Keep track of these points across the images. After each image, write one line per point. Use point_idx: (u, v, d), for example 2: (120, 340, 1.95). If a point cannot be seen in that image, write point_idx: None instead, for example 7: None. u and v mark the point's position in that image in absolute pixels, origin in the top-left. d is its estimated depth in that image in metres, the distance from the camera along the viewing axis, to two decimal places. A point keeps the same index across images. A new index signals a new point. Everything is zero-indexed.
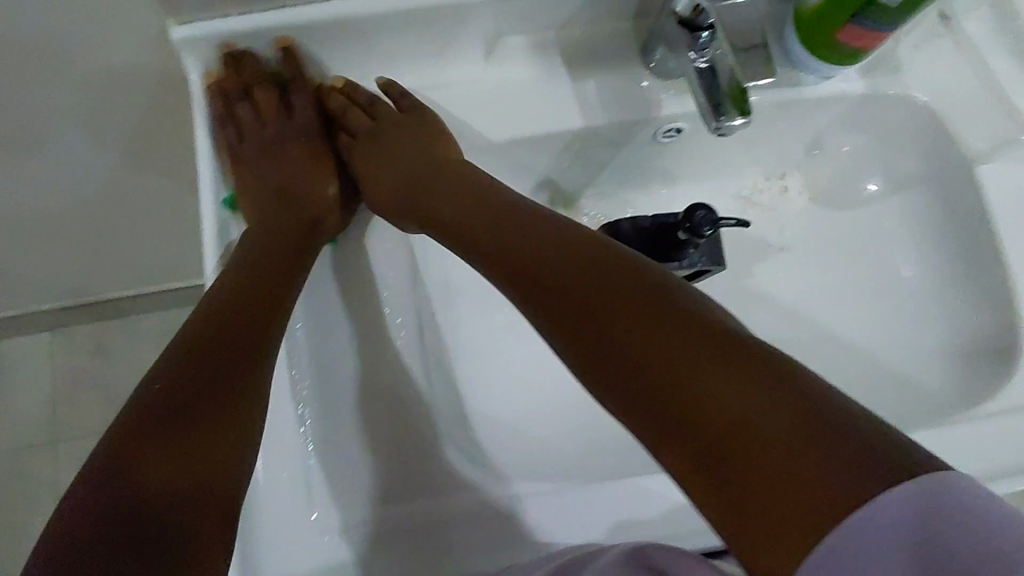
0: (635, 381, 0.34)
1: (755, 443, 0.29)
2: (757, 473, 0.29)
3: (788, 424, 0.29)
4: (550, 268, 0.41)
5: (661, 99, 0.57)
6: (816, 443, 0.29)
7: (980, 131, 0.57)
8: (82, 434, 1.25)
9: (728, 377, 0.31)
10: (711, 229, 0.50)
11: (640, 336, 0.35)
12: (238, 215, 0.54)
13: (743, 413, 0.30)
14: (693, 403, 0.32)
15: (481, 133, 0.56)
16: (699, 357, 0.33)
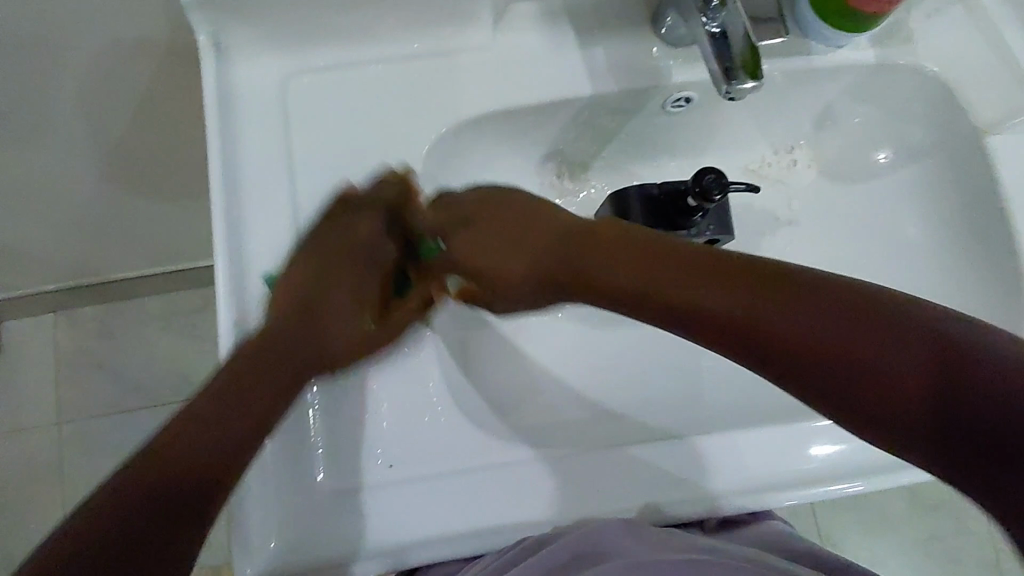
0: (812, 374, 0.35)
1: (836, 357, 0.34)
2: (849, 380, 0.33)
3: (849, 329, 0.34)
4: (666, 276, 0.41)
5: (671, 67, 0.57)
6: (877, 333, 0.33)
7: (991, 100, 0.57)
8: (86, 414, 1.25)
9: (793, 305, 0.36)
10: (721, 193, 0.50)
11: (795, 321, 0.35)
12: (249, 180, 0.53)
13: (925, 386, 0.32)
14: (877, 383, 0.33)
15: (490, 99, 0.55)
16: (863, 336, 0.33)
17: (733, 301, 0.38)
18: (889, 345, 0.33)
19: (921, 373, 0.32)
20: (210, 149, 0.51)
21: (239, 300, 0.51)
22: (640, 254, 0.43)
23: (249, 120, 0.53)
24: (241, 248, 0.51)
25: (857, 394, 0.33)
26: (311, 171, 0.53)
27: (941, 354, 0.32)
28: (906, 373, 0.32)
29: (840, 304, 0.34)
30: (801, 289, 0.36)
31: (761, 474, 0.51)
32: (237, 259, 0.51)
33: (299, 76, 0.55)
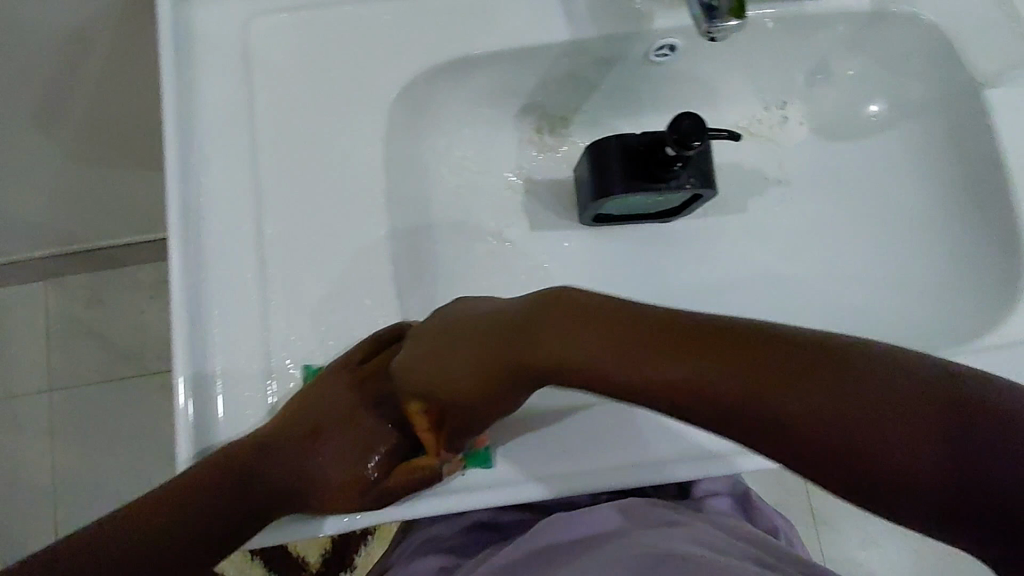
0: (825, 468, 0.32)
1: (828, 439, 0.31)
2: (843, 463, 0.31)
3: (840, 410, 0.31)
4: (605, 368, 0.38)
5: (654, 12, 0.54)
6: (853, 409, 0.31)
7: (992, 51, 0.54)
8: (75, 383, 1.24)
9: (788, 395, 0.32)
10: (699, 142, 0.47)
11: (783, 402, 0.32)
12: (205, 127, 0.50)
13: (909, 459, 0.30)
14: (873, 461, 0.30)
15: (462, 45, 0.53)
16: (841, 406, 0.31)
17: (724, 377, 0.34)
18: (891, 426, 0.30)
19: (914, 446, 0.29)
20: (164, 89, 0.49)
21: (195, 255, 0.49)
22: (577, 320, 0.40)
23: (208, 63, 0.51)
24: (196, 194, 0.49)
25: (845, 478, 0.31)
26: (270, 116, 0.51)
27: (915, 424, 0.30)
28: (906, 452, 0.30)
29: (826, 384, 0.32)
30: (780, 364, 0.33)
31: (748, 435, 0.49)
32: (190, 203, 0.49)
33: (260, 16, 0.52)
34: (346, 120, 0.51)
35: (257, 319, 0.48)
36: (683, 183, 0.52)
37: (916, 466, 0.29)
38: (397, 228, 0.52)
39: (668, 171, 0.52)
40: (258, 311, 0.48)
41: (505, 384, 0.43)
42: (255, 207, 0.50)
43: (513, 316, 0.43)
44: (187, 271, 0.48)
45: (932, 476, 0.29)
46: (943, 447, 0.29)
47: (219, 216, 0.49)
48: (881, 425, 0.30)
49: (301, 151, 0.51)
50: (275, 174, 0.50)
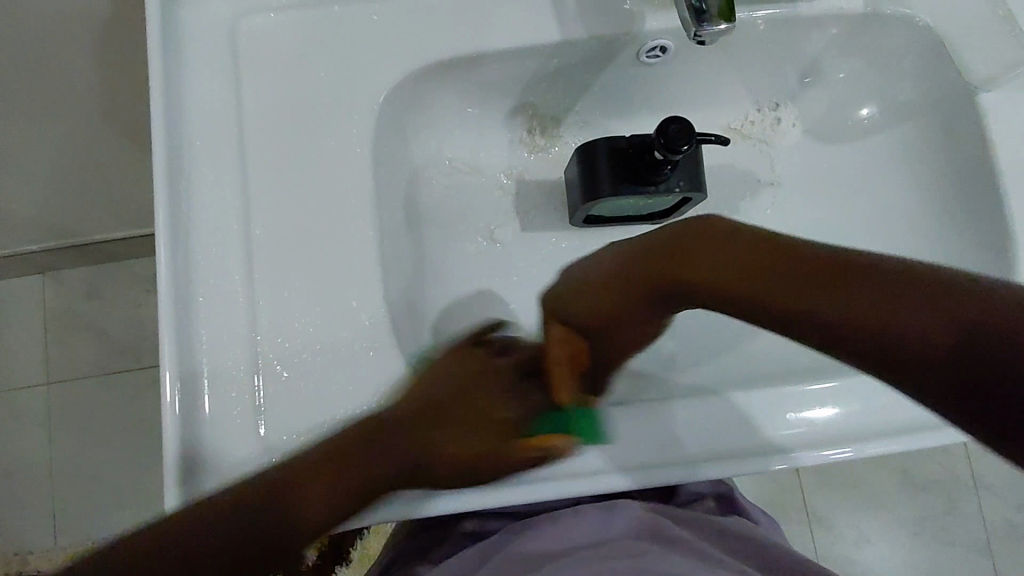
0: (833, 339, 0.34)
1: (824, 319, 0.34)
2: (868, 348, 0.32)
3: (842, 296, 0.33)
4: (713, 277, 0.41)
5: (644, 14, 0.53)
6: (852, 293, 0.33)
7: (986, 53, 0.53)
8: (73, 375, 1.25)
9: (800, 284, 0.36)
10: (686, 145, 0.47)
11: (780, 283, 0.37)
12: (192, 126, 0.50)
13: (903, 333, 0.31)
14: (870, 334, 0.32)
15: (450, 45, 0.52)
16: (847, 295, 0.33)
17: (779, 276, 0.37)
18: (905, 316, 0.31)
19: (923, 327, 0.30)
20: (152, 89, 0.49)
21: (183, 254, 0.49)
22: (710, 246, 0.41)
23: (196, 62, 0.51)
24: (183, 194, 0.49)
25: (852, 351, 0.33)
26: (258, 115, 0.51)
27: (927, 310, 0.30)
28: (910, 332, 0.31)
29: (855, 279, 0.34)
30: (844, 267, 0.35)
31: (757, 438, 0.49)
32: (177, 204, 0.49)
33: (248, 15, 0.52)
34: (334, 121, 0.51)
35: (244, 320, 0.48)
36: (671, 186, 0.52)
37: (924, 344, 0.30)
38: (384, 229, 0.52)
39: (657, 174, 0.51)
40: (244, 312, 0.49)
41: (626, 306, 0.46)
42: (242, 207, 0.50)
43: (660, 250, 0.44)
44: (173, 271, 0.48)
45: (939, 355, 0.29)
46: (948, 329, 0.29)
47: (207, 217, 0.49)
48: (899, 314, 0.31)
49: (290, 151, 0.51)
50: (264, 174, 0.50)
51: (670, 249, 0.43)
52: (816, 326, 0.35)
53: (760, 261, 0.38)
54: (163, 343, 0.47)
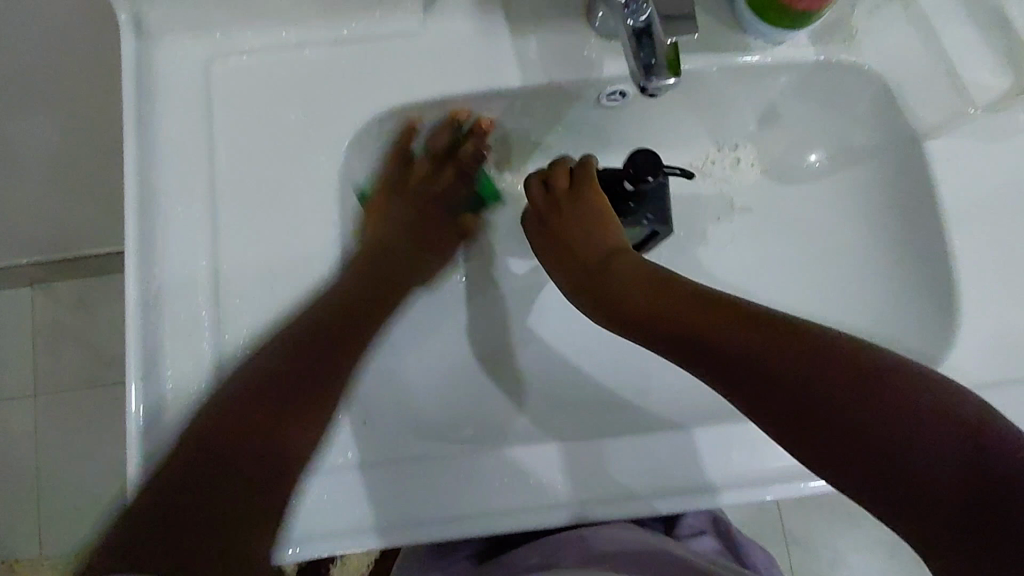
0: (837, 448, 0.39)
1: (831, 431, 0.39)
2: (869, 464, 0.38)
3: (854, 411, 0.38)
4: (718, 344, 0.42)
5: (602, 61, 0.55)
6: (868, 410, 0.38)
7: (933, 104, 0.55)
8: (62, 386, 1.26)
9: (822, 387, 0.39)
10: (649, 179, 0.52)
11: (792, 372, 0.40)
12: (165, 167, 0.52)
13: (912, 463, 0.37)
14: (882, 460, 0.37)
15: (414, 89, 0.54)
16: (857, 404, 0.38)
17: (780, 356, 0.40)
18: (925, 448, 0.37)
19: (931, 454, 0.37)
20: (125, 129, 0.51)
21: (148, 291, 0.50)
22: (710, 315, 0.44)
23: (168, 101, 0.53)
24: (153, 233, 0.51)
25: (847, 467, 0.38)
26: (229, 155, 0.53)
27: (939, 444, 0.37)
28: (927, 465, 0.37)
29: (878, 394, 0.38)
30: (862, 379, 0.38)
31: (766, 466, 0.51)
32: (148, 243, 0.51)
33: (221, 58, 0.54)
34: (300, 161, 0.53)
35: (208, 356, 0.50)
36: (640, 217, 0.56)
37: (937, 476, 0.36)
38: (348, 267, 0.54)
39: (625, 206, 0.56)
40: (209, 349, 0.50)
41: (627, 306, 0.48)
42: (211, 247, 0.51)
43: (671, 289, 0.47)
44: (140, 310, 0.49)
45: (951, 489, 0.36)
46: (955, 466, 0.36)
47: (177, 255, 0.51)
48: (923, 447, 0.37)
49: (258, 191, 0.52)
50: (232, 213, 0.52)
51: (677, 294, 0.46)
52: (829, 434, 0.39)
53: (758, 328, 0.42)
54: (129, 391, 0.49)
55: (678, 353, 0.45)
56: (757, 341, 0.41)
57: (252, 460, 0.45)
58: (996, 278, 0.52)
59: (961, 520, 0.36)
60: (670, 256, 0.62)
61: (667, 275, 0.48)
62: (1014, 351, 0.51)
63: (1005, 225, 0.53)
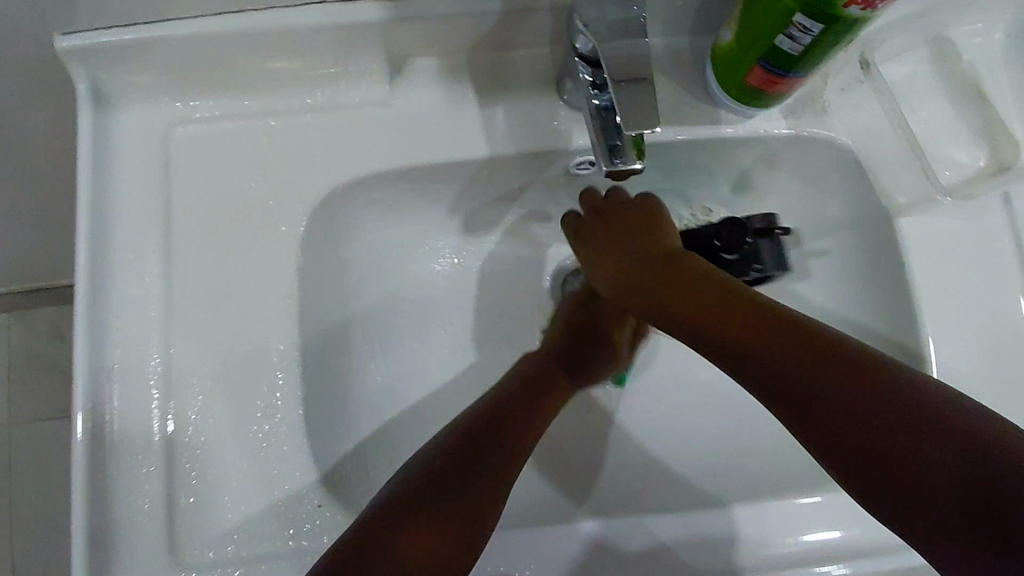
0: (828, 432, 0.35)
1: (825, 413, 0.35)
2: (863, 450, 0.34)
3: (849, 394, 0.35)
4: (720, 322, 0.41)
5: (572, 130, 0.54)
6: (867, 391, 0.35)
7: (903, 182, 0.54)
8: (33, 420, 1.20)
9: (817, 376, 0.36)
10: (745, 240, 0.53)
11: (792, 352, 0.37)
12: (119, 238, 0.51)
13: (912, 452, 0.33)
14: (877, 449, 0.34)
15: (379, 157, 0.53)
16: (855, 390, 0.35)
17: (778, 339, 0.38)
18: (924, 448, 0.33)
19: (933, 446, 0.32)
20: (78, 200, 0.49)
21: (96, 370, 0.49)
22: (715, 301, 0.42)
23: (125, 169, 0.51)
24: (103, 292, 0.50)
25: (834, 451, 0.35)
26: (186, 224, 0.51)
27: (947, 441, 0.32)
28: (931, 458, 0.32)
29: (862, 375, 0.35)
30: (850, 364, 0.36)
31: (773, 545, 0.52)
32: (98, 300, 0.49)
33: (181, 124, 0.53)
34: (259, 231, 0.52)
35: (156, 417, 0.49)
36: (752, 265, 0.53)
37: (943, 478, 0.32)
38: (306, 341, 0.52)
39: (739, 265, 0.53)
40: (157, 411, 0.49)
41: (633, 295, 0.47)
42: (162, 312, 0.50)
43: (679, 272, 0.45)
44: (86, 367, 0.48)
45: (947, 489, 0.32)
46: (961, 473, 0.31)
47: (127, 317, 0.50)
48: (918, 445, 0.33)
49: (216, 260, 0.51)
50: (188, 285, 0.51)
51: (683, 276, 0.45)
52: (824, 428, 0.36)
53: (761, 317, 0.40)
54: (75, 421, 0.47)
55: (682, 332, 0.44)
56: (761, 324, 0.39)
57: (462, 466, 0.41)
58: (963, 362, 0.53)
59: (968, 509, 0.31)
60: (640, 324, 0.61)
61: (681, 259, 0.47)
62: None
63: (975, 308, 0.53)
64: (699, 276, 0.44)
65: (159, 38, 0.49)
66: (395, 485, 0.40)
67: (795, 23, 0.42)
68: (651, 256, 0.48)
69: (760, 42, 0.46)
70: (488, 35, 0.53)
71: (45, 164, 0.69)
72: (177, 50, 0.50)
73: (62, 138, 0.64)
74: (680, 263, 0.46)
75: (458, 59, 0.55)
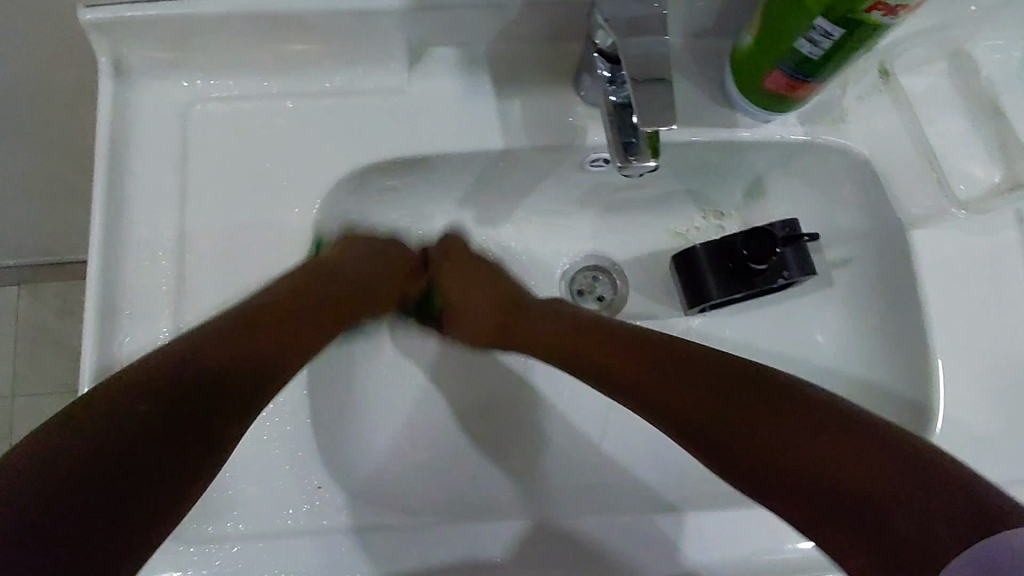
0: (778, 481, 0.34)
1: (768, 457, 0.35)
2: (800, 490, 0.33)
3: (794, 433, 0.35)
4: (669, 387, 0.42)
5: (587, 127, 0.55)
6: (782, 428, 0.35)
7: (918, 194, 0.54)
8: (40, 391, 1.20)
9: (761, 418, 0.36)
10: (775, 251, 0.51)
11: (729, 406, 0.38)
12: (133, 213, 0.51)
13: (814, 467, 0.33)
14: (803, 481, 0.33)
15: (394, 143, 0.53)
16: (804, 435, 0.34)
17: (711, 401, 0.39)
18: (897, 480, 0.31)
19: (852, 470, 0.32)
20: (95, 172, 0.50)
21: (105, 341, 0.49)
22: (668, 363, 0.44)
23: (143, 145, 0.52)
24: (116, 267, 0.50)
25: (780, 496, 0.35)
26: (200, 202, 0.52)
27: (847, 457, 0.32)
28: (878, 492, 0.31)
29: (800, 418, 0.35)
30: (801, 411, 0.35)
31: (774, 548, 0.51)
32: (110, 275, 0.50)
33: (199, 104, 0.53)
34: (271, 212, 0.52)
35: None
36: (779, 274, 0.53)
37: (897, 521, 0.30)
38: None
39: (764, 275, 0.53)
40: None
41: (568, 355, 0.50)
42: (173, 287, 0.50)
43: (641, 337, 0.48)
44: (97, 338, 0.49)
45: (912, 523, 0.29)
46: (926, 504, 0.29)
47: (138, 289, 0.50)
48: (886, 472, 0.31)
49: (228, 239, 0.51)
50: (200, 263, 0.51)
51: (644, 341, 0.47)
52: (784, 485, 0.34)
53: (706, 375, 0.41)
54: (82, 393, 0.48)
55: (632, 398, 0.45)
56: (702, 383, 0.41)
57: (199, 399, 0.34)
58: (971, 379, 0.52)
59: (877, 533, 0.30)
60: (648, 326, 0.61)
61: (640, 332, 0.49)
62: (984, 451, 0.51)
63: (985, 325, 0.53)
64: (660, 342, 0.47)
65: (181, 16, 0.49)
66: (172, 347, 0.37)
67: (817, 27, 0.42)
68: (604, 326, 0.51)
69: (782, 47, 0.45)
70: (507, 28, 0.53)
71: (63, 134, 0.70)
72: (198, 28, 0.50)
73: (86, 108, 0.65)
74: (638, 332, 0.49)
75: (476, 50, 0.55)
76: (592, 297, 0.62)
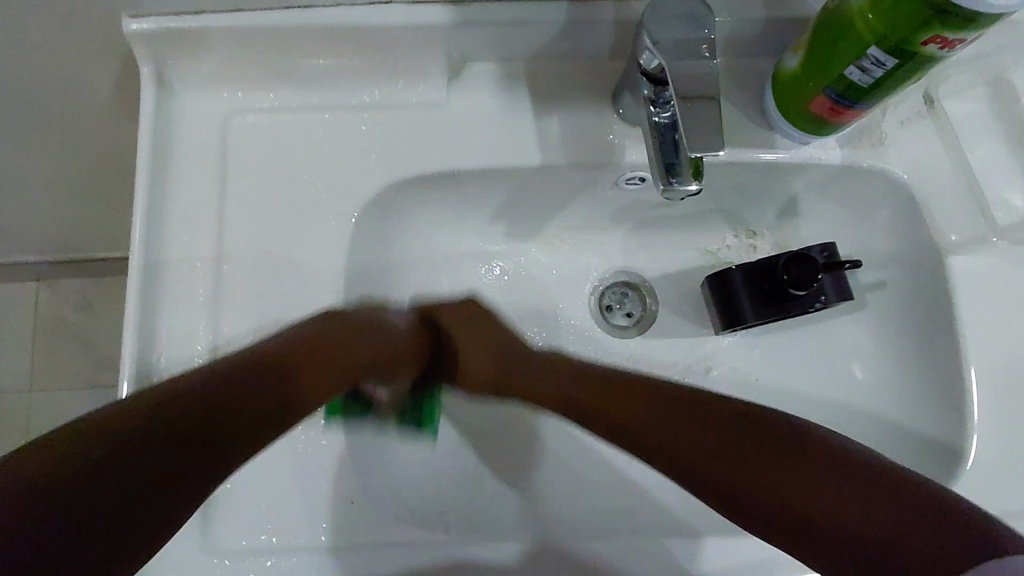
0: (811, 535, 0.34)
1: (800, 512, 0.35)
2: (834, 544, 0.33)
3: (819, 482, 0.35)
4: (697, 441, 0.42)
5: (626, 145, 0.54)
6: (806, 476, 0.35)
7: (956, 220, 0.54)
8: (58, 386, 1.21)
9: (788, 472, 0.36)
10: (816, 278, 0.51)
11: (752, 461, 0.38)
12: (173, 219, 0.51)
13: (844, 518, 0.33)
14: (835, 535, 0.33)
15: (432, 157, 0.53)
16: (830, 481, 0.34)
17: (737, 457, 0.39)
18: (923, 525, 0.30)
19: (878, 518, 0.31)
20: (137, 178, 0.50)
21: (143, 345, 0.49)
22: (687, 419, 0.43)
23: (184, 153, 0.52)
24: (155, 272, 0.50)
25: (815, 554, 0.34)
26: (238, 211, 0.52)
27: (872, 501, 0.32)
28: (896, 535, 0.31)
29: (825, 467, 0.35)
30: (821, 463, 0.36)
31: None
32: (149, 280, 0.50)
33: (239, 114, 0.53)
34: (309, 224, 0.52)
35: None
36: (816, 299, 0.53)
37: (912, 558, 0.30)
38: None
39: (800, 299, 0.54)
40: None
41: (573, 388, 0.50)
42: (211, 294, 0.51)
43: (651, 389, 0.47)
44: (136, 343, 0.49)
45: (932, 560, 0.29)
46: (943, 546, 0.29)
47: (177, 295, 0.50)
48: (907, 516, 0.31)
49: (265, 249, 0.52)
50: (237, 271, 0.51)
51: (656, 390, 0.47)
52: (816, 540, 0.33)
53: (728, 432, 0.41)
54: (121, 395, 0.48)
55: (658, 454, 0.44)
56: (727, 437, 0.40)
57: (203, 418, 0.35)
58: (1009, 408, 0.52)
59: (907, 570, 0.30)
60: (678, 344, 0.61)
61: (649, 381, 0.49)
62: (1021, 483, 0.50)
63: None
64: (673, 395, 0.46)
65: (228, 27, 0.49)
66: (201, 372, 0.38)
67: (869, 56, 0.42)
68: (614, 377, 0.50)
69: (829, 74, 0.45)
70: (548, 45, 0.53)
71: (96, 137, 0.70)
72: (243, 40, 0.50)
73: (122, 112, 0.65)
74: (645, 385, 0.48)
75: (516, 65, 0.55)
76: (621, 313, 0.62)
